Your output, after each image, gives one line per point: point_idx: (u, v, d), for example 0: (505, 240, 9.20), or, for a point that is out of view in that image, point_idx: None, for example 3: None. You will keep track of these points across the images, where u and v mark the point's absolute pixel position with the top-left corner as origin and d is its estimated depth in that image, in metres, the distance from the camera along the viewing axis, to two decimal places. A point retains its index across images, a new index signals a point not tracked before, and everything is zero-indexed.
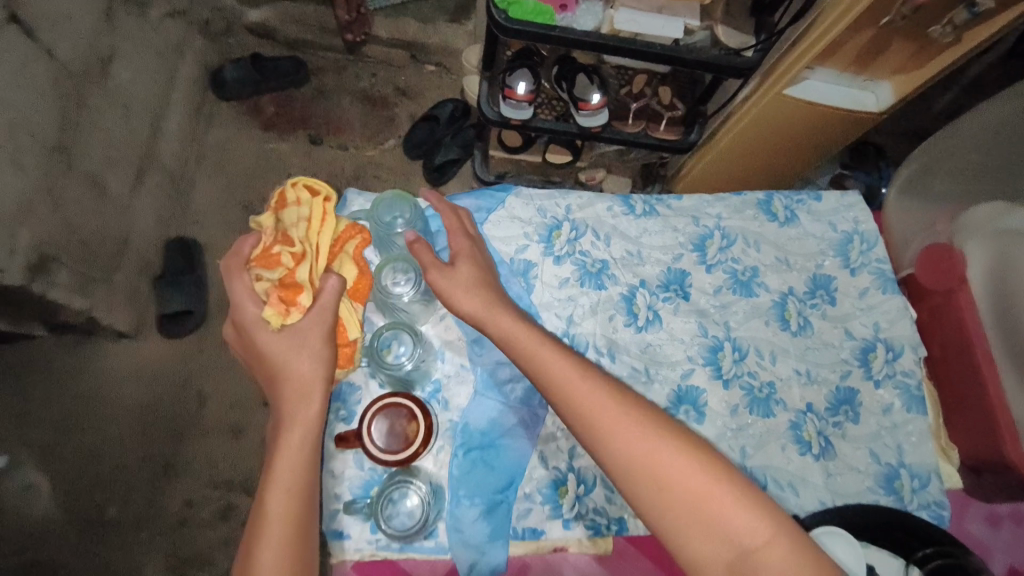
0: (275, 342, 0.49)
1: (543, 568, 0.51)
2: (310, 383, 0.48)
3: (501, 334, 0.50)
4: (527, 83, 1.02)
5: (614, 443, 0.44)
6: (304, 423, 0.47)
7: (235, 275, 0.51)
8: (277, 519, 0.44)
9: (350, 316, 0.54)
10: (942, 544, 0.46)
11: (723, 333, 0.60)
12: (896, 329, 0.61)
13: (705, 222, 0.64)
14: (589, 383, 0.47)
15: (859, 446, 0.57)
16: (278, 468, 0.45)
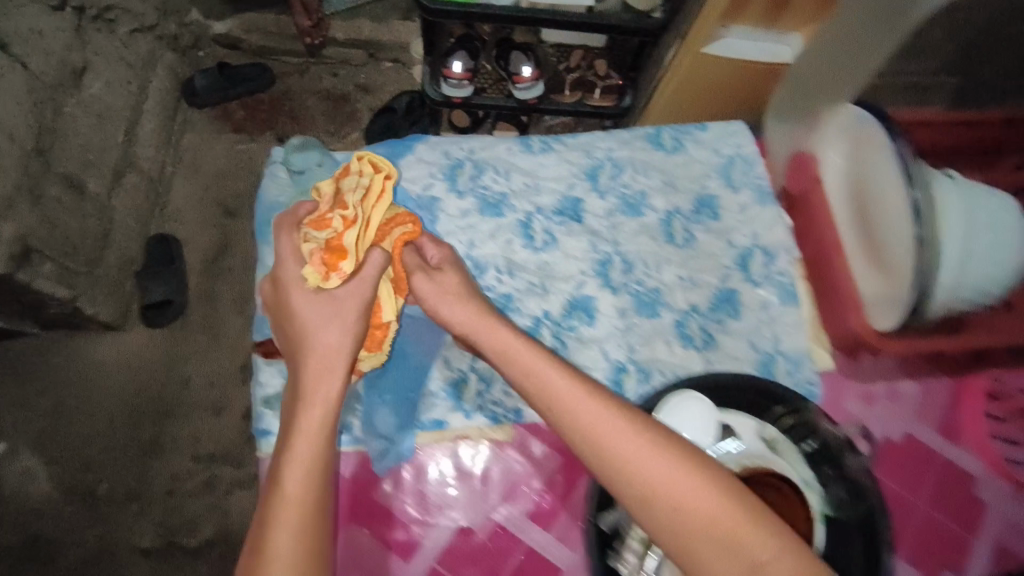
0: (316, 307, 0.51)
1: (448, 455, 0.58)
2: (336, 359, 0.50)
3: (494, 348, 0.51)
4: (464, 62, 1.10)
5: (606, 449, 0.43)
6: (327, 399, 0.48)
7: (289, 231, 0.53)
8: (293, 499, 0.43)
9: (387, 298, 0.57)
10: (793, 403, 0.54)
11: (613, 248, 0.67)
12: (771, 235, 0.68)
13: (596, 153, 0.71)
14: (581, 392, 0.46)
15: (738, 338, 0.65)
16: (298, 445, 0.46)
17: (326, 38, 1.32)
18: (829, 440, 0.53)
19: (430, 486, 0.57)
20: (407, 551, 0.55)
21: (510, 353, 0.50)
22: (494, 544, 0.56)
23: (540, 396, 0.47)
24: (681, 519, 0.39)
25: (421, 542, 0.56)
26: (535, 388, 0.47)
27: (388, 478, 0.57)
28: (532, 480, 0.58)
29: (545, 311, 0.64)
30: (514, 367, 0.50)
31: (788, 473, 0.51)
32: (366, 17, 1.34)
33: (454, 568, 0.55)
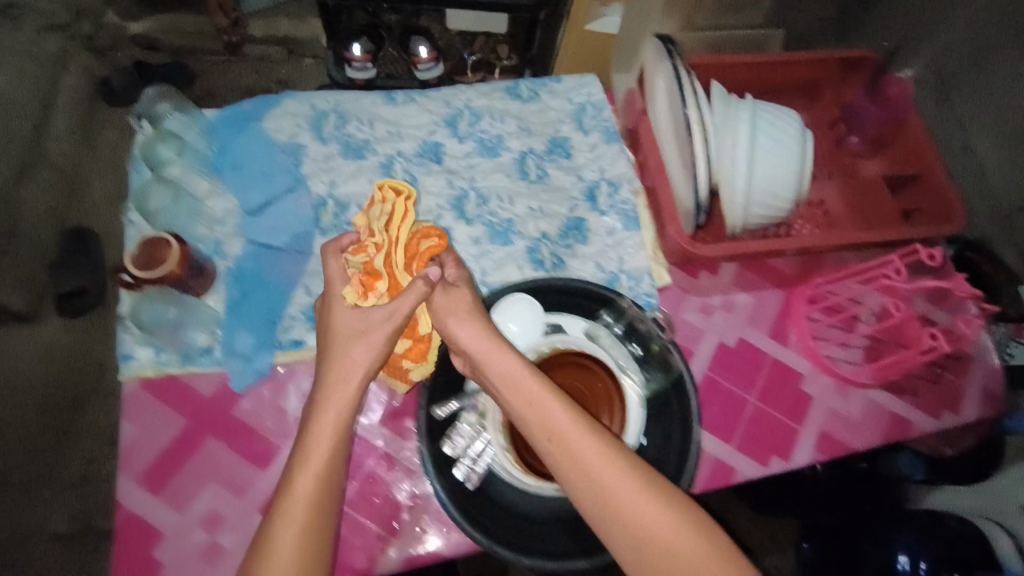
0: (349, 320, 0.52)
1: (306, 372, 0.62)
2: (356, 367, 0.51)
3: (502, 374, 0.51)
4: (362, 45, 1.13)
5: (602, 488, 0.47)
6: (343, 404, 0.50)
7: (331, 252, 0.54)
8: (302, 501, 0.46)
9: (426, 314, 0.58)
10: (614, 302, 0.60)
11: (469, 185, 0.72)
12: (615, 169, 0.75)
13: (456, 103, 0.76)
14: (584, 432, 0.48)
15: (586, 261, 0.71)
16: (310, 459, 0.48)
17: (243, 37, 1.25)
18: (637, 325, 0.60)
19: (288, 403, 0.61)
20: (265, 461, 0.59)
21: (517, 380, 0.50)
22: None
23: (541, 430, 0.48)
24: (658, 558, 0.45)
25: (277, 452, 0.59)
26: (537, 422, 0.48)
27: (247, 394, 0.61)
28: (389, 395, 0.62)
29: None
30: (514, 396, 0.50)
31: (600, 355, 0.58)
32: (283, 15, 1.27)
33: None
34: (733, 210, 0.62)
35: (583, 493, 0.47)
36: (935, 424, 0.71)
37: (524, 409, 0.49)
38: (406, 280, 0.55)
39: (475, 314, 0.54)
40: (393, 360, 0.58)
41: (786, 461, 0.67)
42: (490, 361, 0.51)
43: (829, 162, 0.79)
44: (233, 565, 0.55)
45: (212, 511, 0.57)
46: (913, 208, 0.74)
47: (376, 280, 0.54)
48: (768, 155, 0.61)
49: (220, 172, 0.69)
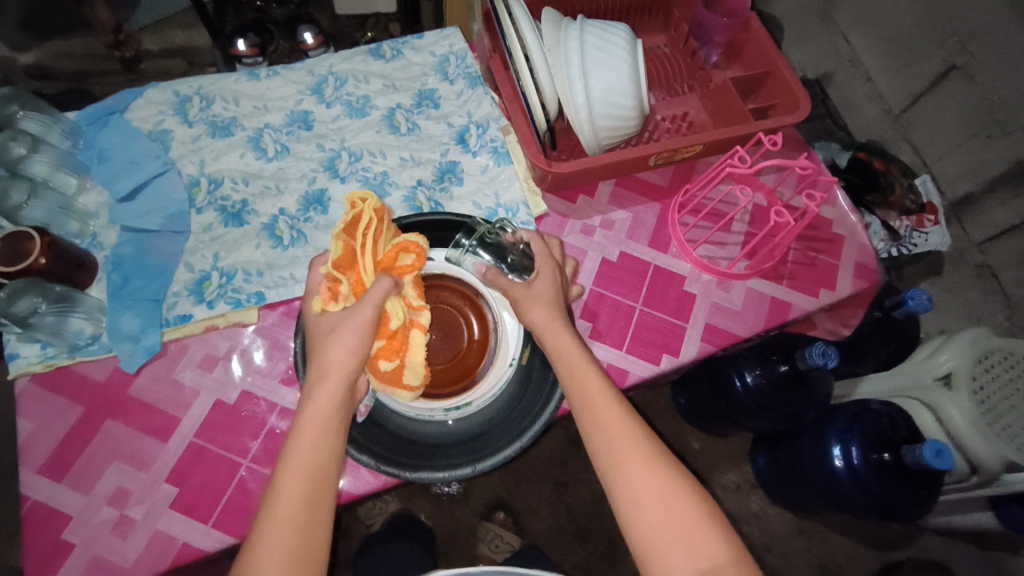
0: (329, 319, 0.53)
1: (199, 343, 0.64)
2: (338, 366, 0.51)
3: (555, 347, 0.55)
4: (247, 38, 1.00)
5: (620, 462, 0.50)
6: (329, 406, 0.50)
7: (315, 268, 0.56)
8: (285, 501, 0.46)
9: (396, 310, 0.54)
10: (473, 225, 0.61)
11: (339, 145, 0.74)
12: (480, 111, 0.77)
13: (320, 71, 0.77)
14: (611, 407, 0.52)
15: (464, 201, 0.73)
16: (292, 460, 0.47)
17: (139, 51, 1.21)
18: (501, 249, 0.59)
19: (183, 375, 0.63)
20: (166, 434, 0.60)
21: (566, 354, 0.55)
22: (249, 411, 0.62)
23: (579, 397, 0.53)
24: (638, 506, 0.49)
25: (177, 424, 0.61)
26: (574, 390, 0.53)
27: (142, 372, 0.62)
28: (283, 351, 0.65)
29: (281, 209, 0.70)
30: (562, 368, 0.54)
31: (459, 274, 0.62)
32: (175, 26, 1.24)
33: (213, 439, 0.60)
34: (581, 124, 0.66)
35: (608, 461, 0.50)
36: (814, 303, 0.75)
37: (568, 382, 0.54)
38: (371, 281, 0.54)
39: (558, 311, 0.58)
40: (370, 363, 0.55)
41: (676, 357, 0.70)
42: (549, 339, 0.56)
43: (687, 75, 0.83)
44: (146, 535, 0.56)
45: (118, 488, 0.58)
46: (768, 106, 0.78)
47: (343, 286, 0.54)
48: (600, 67, 0.65)
49: (88, 167, 0.70)
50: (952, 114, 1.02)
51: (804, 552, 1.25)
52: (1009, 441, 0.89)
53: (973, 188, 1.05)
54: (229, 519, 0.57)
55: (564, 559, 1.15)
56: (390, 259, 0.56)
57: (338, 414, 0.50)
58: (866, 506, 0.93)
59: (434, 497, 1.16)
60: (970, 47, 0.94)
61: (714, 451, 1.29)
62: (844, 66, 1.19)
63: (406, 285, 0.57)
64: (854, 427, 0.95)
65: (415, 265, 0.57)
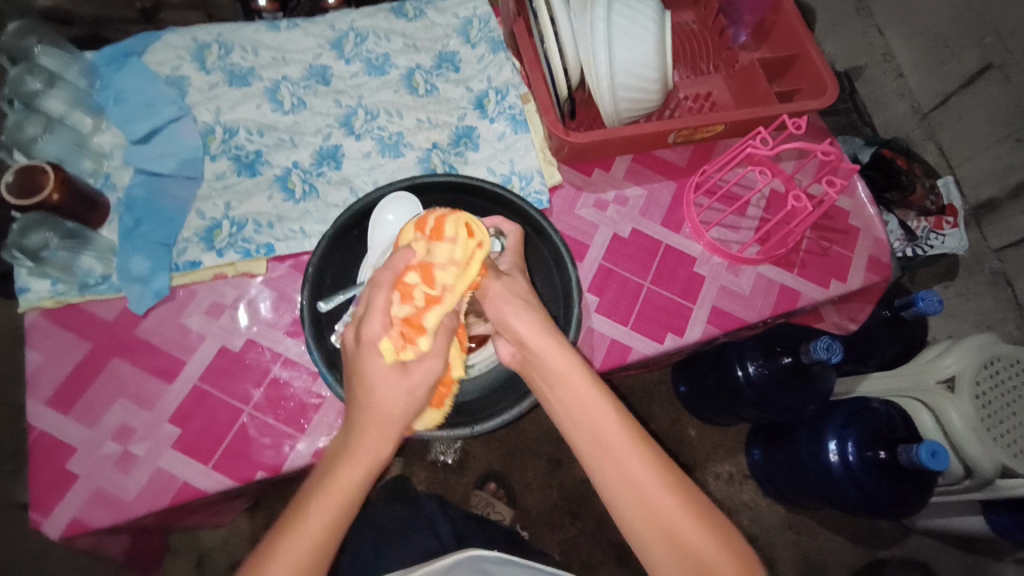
0: (397, 380, 0.44)
1: (207, 291, 0.65)
2: (401, 435, 0.44)
3: (554, 373, 0.48)
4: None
5: (649, 517, 0.44)
6: (376, 470, 0.44)
7: (384, 299, 0.45)
8: (295, 560, 0.41)
9: (456, 359, 0.49)
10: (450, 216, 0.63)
11: (356, 103, 0.73)
12: (501, 77, 0.76)
13: (341, 25, 0.76)
14: (634, 452, 0.46)
15: (478, 166, 0.73)
16: (315, 516, 0.41)
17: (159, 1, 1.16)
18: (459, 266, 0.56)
19: (190, 320, 0.63)
20: (170, 375, 0.61)
21: (559, 372, 0.48)
22: (253, 358, 0.63)
23: (555, 381, 0.48)
24: (623, 497, 0.45)
25: (182, 367, 0.62)
26: (548, 373, 0.48)
27: (150, 315, 0.63)
28: (289, 303, 0.65)
29: (295, 162, 0.70)
30: (561, 403, 0.48)
31: None
32: None
33: (217, 384, 0.61)
34: (602, 93, 0.66)
35: (627, 504, 0.45)
36: (824, 293, 0.74)
37: (554, 388, 0.48)
38: (446, 326, 0.48)
39: (531, 304, 0.51)
40: None
41: (680, 336, 0.70)
42: (540, 364, 0.49)
43: (714, 54, 0.82)
44: (147, 471, 0.57)
45: (121, 425, 0.59)
46: (793, 90, 0.77)
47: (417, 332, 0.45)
48: (626, 37, 0.64)
49: (104, 108, 0.70)
50: (982, 116, 0.99)
51: (791, 544, 1.25)
52: (1007, 448, 0.87)
53: (997, 192, 1.02)
54: (228, 462, 0.58)
55: (554, 534, 1.16)
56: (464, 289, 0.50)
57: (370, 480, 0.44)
58: (858, 502, 0.93)
59: (431, 465, 1.17)
60: (1009, 46, 0.91)
61: (711, 441, 1.28)
62: (875, 60, 1.16)
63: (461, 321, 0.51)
64: (852, 424, 0.94)
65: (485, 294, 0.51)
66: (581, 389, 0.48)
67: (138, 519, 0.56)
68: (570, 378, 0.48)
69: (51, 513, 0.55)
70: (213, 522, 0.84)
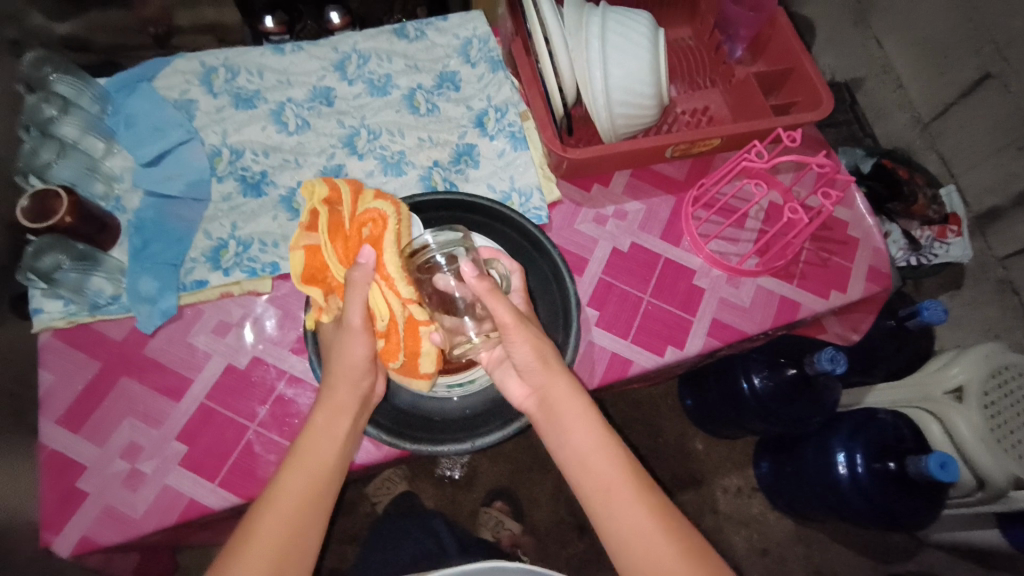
0: (332, 337, 0.56)
1: (214, 309, 0.66)
2: (353, 374, 0.53)
3: (568, 422, 0.53)
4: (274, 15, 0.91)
5: (649, 563, 0.47)
6: (342, 408, 0.53)
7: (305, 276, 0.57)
8: (288, 503, 0.48)
9: (381, 307, 0.52)
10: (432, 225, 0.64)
11: (359, 123, 0.75)
12: (501, 95, 0.77)
13: (344, 48, 0.78)
14: (635, 498, 0.50)
15: (479, 183, 0.74)
16: (302, 456, 0.50)
17: (171, 27, 1.17)
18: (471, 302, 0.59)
19: (197, 339, 0.65)
20: (179, 394, 0.62)
21: (565, 421, 0.53)
22: (259, 376, 0.64)
23: (563, 427, 0.53)
24: (627, 543, 0.48)
25: (189, 385, 0.63)
26: (559, 419, 0.53)
27: (158, 334, 0.64)
28: (294, 321, 0.66)
29: (300, 181, 0.72)
30: (572, 449, 0.52)
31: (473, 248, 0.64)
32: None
33: (223, 401, 0.62)
34: (598, 111, 0.67)
35: (628, 551, 0.48)
36: (825, 304, 0.74)
37: (561, 434, 0.53)
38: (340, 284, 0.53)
39: (556, 358, 0.54)
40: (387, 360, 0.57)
41: (680, 349, 0.70)
42: (550, 407, 0.54)
43: (709, 69, 0.83)
44: (155, 489, 0.58)
45: (130, 443, 0.60)
46: (790, 103, 0.78)
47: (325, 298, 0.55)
48: (621, 55, 0.65)
49: (115, 133, 0.72)
50: (982, 125, 1.00)
51: (802, 559, 1.24)
52: (1016, 456, 0.86)
53: (1000, 201, 1.02)
54: (234, 479, 0.59)
55: (562, 550, 1.15)
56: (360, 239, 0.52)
57: (325, 481, 0.50)
58: (868, 515, 0.92)
59: (438, 481, 1.17)
60: (1006, 57, 0.92)
61: (719, 454, 1.28)
62: (875, 72, 1.17)
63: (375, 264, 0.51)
64: (858, 435, 0.93)
65: (376, 232, 0.52)
66: (588, 435, 0.52)
67: (147, 537, 0.57)
68: (577, 427, 0.52)
69: (62, 531, 0.56)
70: (223, 540, 0.84)
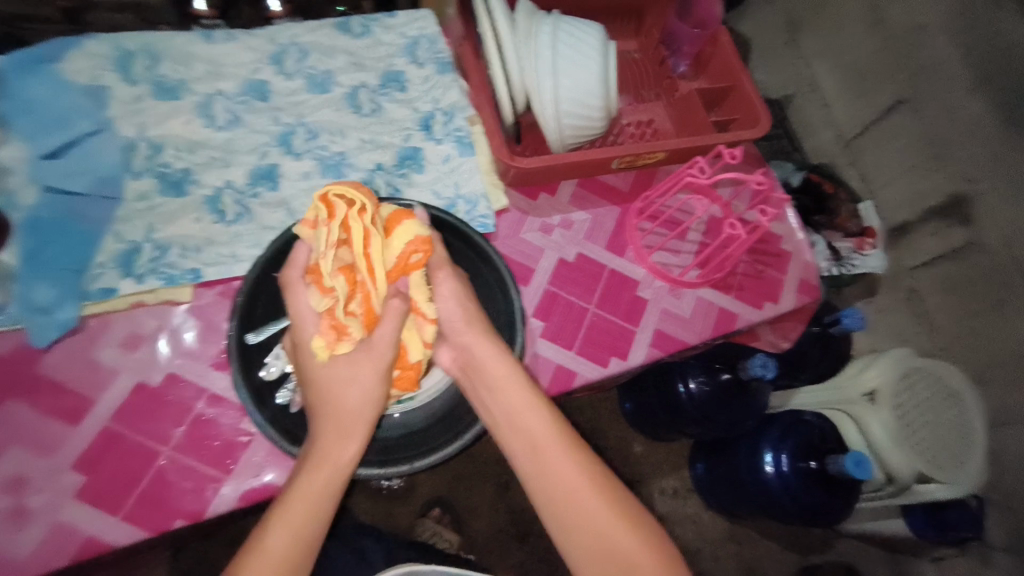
0: (336, 376, 0.49)
1: (124, 322, 0.60)
2: (357, 424, 0.48)
3: (498, 380, 0.53)
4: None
5: (575, 512, 0.49)
6: (340, 468, 0.48)
7: (306, 293, 0.49)
8: (274, 558, 0.45)
9: (413, 340, 0.52)
10: None
11: (296, 120, 0.71)
12: (447, 99, 0.75)
13: (281, 40, 0.74)
14: (564, 453, 0.51)
15: (423, 189, 0.71)
16: (288, 513, 0.46)
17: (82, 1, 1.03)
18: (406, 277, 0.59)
19: (102, 355, 0.59)
20: (75, 418, 0.56)
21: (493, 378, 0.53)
22: (174, 396, 0.58)
23: (492, 386, 0.53)
24: (556, 498, 0.50)
25: (91, 407, 0.57)
26: (491, 380, 0.53)
27: (55, 349, 0.58)
28: (217, 333, 0.61)
29: (227, 181, 0.67)
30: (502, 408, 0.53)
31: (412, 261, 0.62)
32: None
33: (131, 425, 0.57)
34: (547, 120, 0.66)
35: (557, 500, 0.50)
36: (759, 314, 0.77)
37: (491, 395, 0.53)
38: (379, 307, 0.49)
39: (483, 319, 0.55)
40: None
41: (624, 360, 0.71)
42: (479, 370, 0.54)
43: (655, 83, 0.85)
44: (44, 526, 0.52)
45: (15, 475, 0.53)
46: (729, 119, 0.80)
47: (351, 323, 0.48)
48: (570, 64, 0.65)
49: (7, 117, 0.63)
50: (898, 145, 1.07)
51: (732, 556, 1.29)
52: (922, 455, 0.92)
53: (910, 216, 1.09)
54: (143, 511, 0.54)
55: (503, 558, 1.14)
56: (401, 266, 0.51)
57: (315, 537, 0.46)
58: (792, 511, 0.97)
59: (373, 493, 1.14)
60: (916, 84, 0.99)
61: (655, 457, 1.31)
62: (803, 91, 1.24)
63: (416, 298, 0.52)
64: (786, 437, 0.97)
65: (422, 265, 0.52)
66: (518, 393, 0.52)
67: None
68: (508, 386, 0.52)
69: None
70: (136, 570, 0.77)
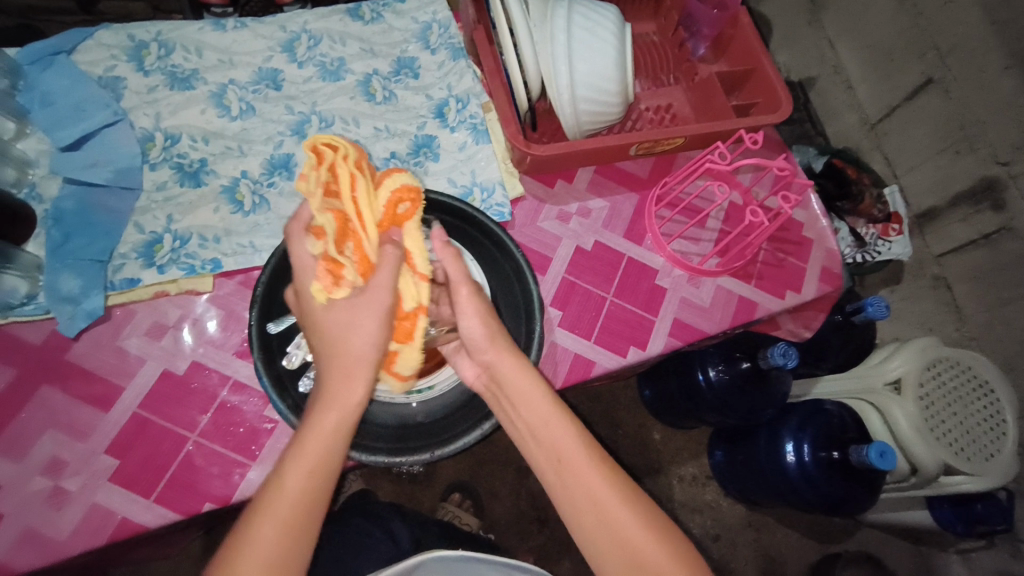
0: (337, 318, 0.46)
1: (148, 312, 0.61)
2: (362, 363, 0.46)
3: (519, 392, 0.50)
4: None
5: (606, 528, 0.47)
6: (349, 406, 0.45)
7: (301, 246, 0.47)
8: (288, 503, 0.43)
9: (408, 291, 0.48)
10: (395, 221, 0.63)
11: (310, 109, 0.70)
12: (461, 86, 0.74)
13: (292, 27, 0.73)
14: (591, 466, 0.49)
15: (439, 178, 0.71)
16: (299, 458, 0.43)
17: None
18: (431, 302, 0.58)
19: (128, 343, 0.59)
20: (108, 403, 0.57)
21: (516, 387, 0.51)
22: (199, 383, 0.59)
23: (513, 398, 0.50)
24: (583, 514, 0.48)
25: (121, 393, 0.58)
26: (513, 392, 0.50)
27: (83, 338, 0.59)
28: (238, 323, 0.62)
29: (243, 171, 0.66)
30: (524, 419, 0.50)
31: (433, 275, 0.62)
32: None
33: (159, 411, 0.57)
34: (562, 106, 0.65)
35: (586, 516, 0.48)
36: (780, 304, 0.76)
37: (512, 404, 0.51)
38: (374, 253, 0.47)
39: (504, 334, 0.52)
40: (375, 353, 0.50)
41: (642, 349, 0.70)
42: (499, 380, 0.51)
43: (674, 66, 0.83)
44: (82, 507, 0.53)
45: (54, 457, 0.54)
46: (750, 103, 0.78)
47: (347, 266, 0.47)
48: (586, 48, 0.63)
49: (29, 112, 0.65)
50: (925, 128, 1.03)
51: (751, 542, 1.28)
52: (949, 446, 0.90)
53: (938, 202, 1.06)
54: (173, 494, 0.55)
55: (523, 542, 1.15)
56: (391, 212, 0.49)
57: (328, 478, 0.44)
58: (812, 501, 0.96)
59: (396, 477, 1.15)
60: (945, 63, 0.95)
61: (674, 444, 1.30)
62: (826, 72, 1.20)
63: (408, 246, 0.48)
64: (807, 426, 0.96)
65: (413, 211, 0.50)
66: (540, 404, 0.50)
67: (76, 558, 0.52)
68: (529, 396, 0.50)
69: None
70: (167, 551, 0.79)
